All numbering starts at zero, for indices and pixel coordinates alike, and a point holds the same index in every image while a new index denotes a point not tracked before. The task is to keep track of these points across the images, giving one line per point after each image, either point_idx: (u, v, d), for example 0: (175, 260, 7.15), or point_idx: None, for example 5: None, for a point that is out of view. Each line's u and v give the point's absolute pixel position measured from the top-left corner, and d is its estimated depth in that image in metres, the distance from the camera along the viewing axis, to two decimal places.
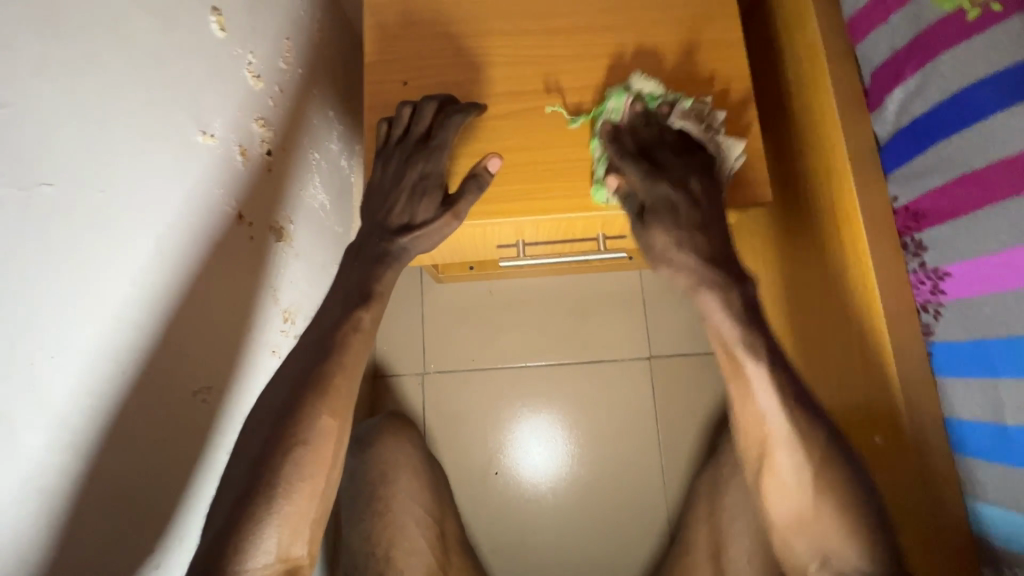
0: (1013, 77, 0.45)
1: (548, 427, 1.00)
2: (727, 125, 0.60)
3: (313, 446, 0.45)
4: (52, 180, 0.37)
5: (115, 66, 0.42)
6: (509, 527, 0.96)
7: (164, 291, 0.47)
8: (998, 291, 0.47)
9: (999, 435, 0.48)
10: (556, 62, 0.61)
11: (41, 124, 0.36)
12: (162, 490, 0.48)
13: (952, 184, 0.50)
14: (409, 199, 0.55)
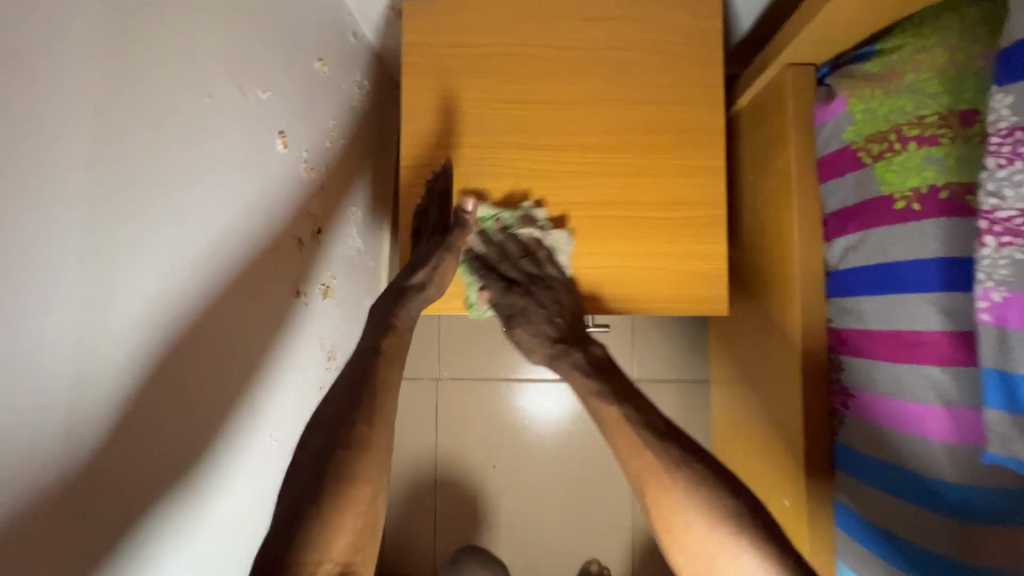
0: (916, 268, 0.56)
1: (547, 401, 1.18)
2: (706, 246, 0.70)
3: None
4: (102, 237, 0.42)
5: (181, 151, 0.49)
6: (502, 509, 1.17)
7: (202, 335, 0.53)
8: (880, 423, 0.61)
9: (862, 524, 0.64)
10: (564, 176, 0.73)
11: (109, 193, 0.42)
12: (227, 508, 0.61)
13: (866, 332, 0.62)
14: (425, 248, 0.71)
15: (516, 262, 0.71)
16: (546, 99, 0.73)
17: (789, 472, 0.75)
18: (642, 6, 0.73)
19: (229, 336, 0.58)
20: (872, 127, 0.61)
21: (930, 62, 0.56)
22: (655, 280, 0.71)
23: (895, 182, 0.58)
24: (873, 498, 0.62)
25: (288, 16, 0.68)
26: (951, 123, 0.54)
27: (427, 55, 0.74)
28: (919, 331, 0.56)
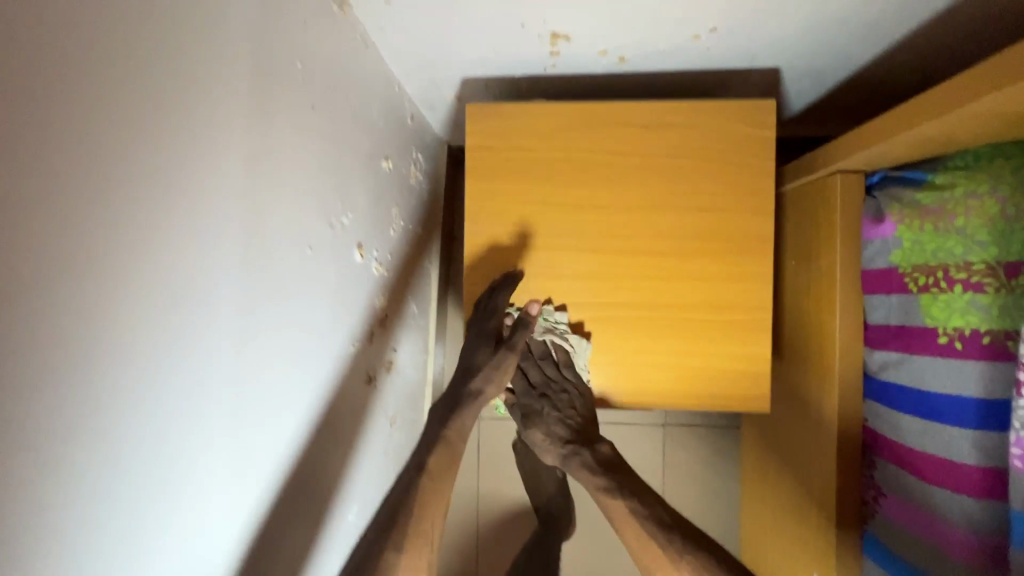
0: (955, 404, 0.61)
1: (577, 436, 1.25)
2: (747, 347, 0.76)
3: None
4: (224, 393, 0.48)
5: (269, 300, 0.54)
6: None
7: (283, 445, 0.59)
8: (905, 527, 0.67)
9: None
10: (618, 275, 0.77)
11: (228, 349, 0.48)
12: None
13: (902, 444, 0.68)
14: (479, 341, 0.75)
15: (539, 363, 0.79)
16: (603, 202, 0.77)
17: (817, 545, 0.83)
18: (698, 114, 0.75)
19: (313, 444, 0.65)
20: (919, 258, 0.65)
21: (981, 208, 0.60)
22: (701, 379, 0.77)
23: (940, 318, 0.62)
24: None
25: (362, 132, 0.72)
26: (996, 272, 0.58)
27: (489, 157, 0.78)
28: (954, 462, 0.61)
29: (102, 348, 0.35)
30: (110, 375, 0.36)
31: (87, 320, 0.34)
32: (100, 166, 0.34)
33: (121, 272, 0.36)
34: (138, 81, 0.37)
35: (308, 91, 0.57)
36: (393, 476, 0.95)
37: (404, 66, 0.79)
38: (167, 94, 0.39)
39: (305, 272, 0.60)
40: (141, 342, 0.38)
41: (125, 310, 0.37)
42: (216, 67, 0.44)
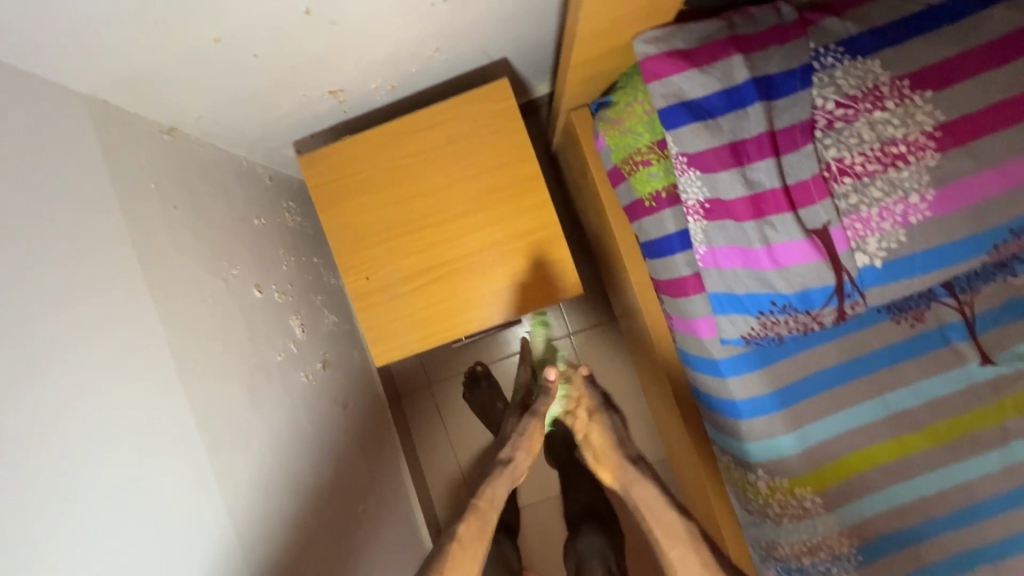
0: (671, 240, 0.89)
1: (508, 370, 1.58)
2: (551, 255, 1.04)
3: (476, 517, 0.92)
4: (173, 398, 0.73)
5: (192, 340, 0.80)
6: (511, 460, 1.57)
7: (236, 433, 0.85)
8: (683, 333, 0.94)
9: (697, 393, 0.98)
10: (449, 236, 1.05)
11: (164, 372, 0.73)
12: (309, 522, 0.96)
13: (662, 281, 0.95)
14: (515, 424, 1.07)
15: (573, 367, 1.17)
16: (419, 192, 1.04)
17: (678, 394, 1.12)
18: (457, 107, 1.02)
19: (265, 428, 0.92)
20: (622, 155, 0.93)
21: (640, 111, 0.89)
22: (527, 291, 1.05)
23: (642, 188, 0.90)
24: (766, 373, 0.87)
25: (228, 208, 0.98)
26: (655, 150, 0.88)
27: (327, 190, 1.05)
28: (687, 275, 0.89)
29: (62, 384, 0.59)
30: (73, 394, 0.60)
31: (44, 375, 0.58)
32: (24, 290, 0.58)
33: (62, 348, 0.60)
34: (28, 226, 0.60)
35: (168, 200, 0.83)
36: (361, 441, 1.25)
37: (243, 147, 1.04)
38: (53, 240, 0.63)
39: (212, 318, 0.86)
40: (89, 374, 0.63)
41: (72, 370, 0.61)
42: (82, 204, 0.68)
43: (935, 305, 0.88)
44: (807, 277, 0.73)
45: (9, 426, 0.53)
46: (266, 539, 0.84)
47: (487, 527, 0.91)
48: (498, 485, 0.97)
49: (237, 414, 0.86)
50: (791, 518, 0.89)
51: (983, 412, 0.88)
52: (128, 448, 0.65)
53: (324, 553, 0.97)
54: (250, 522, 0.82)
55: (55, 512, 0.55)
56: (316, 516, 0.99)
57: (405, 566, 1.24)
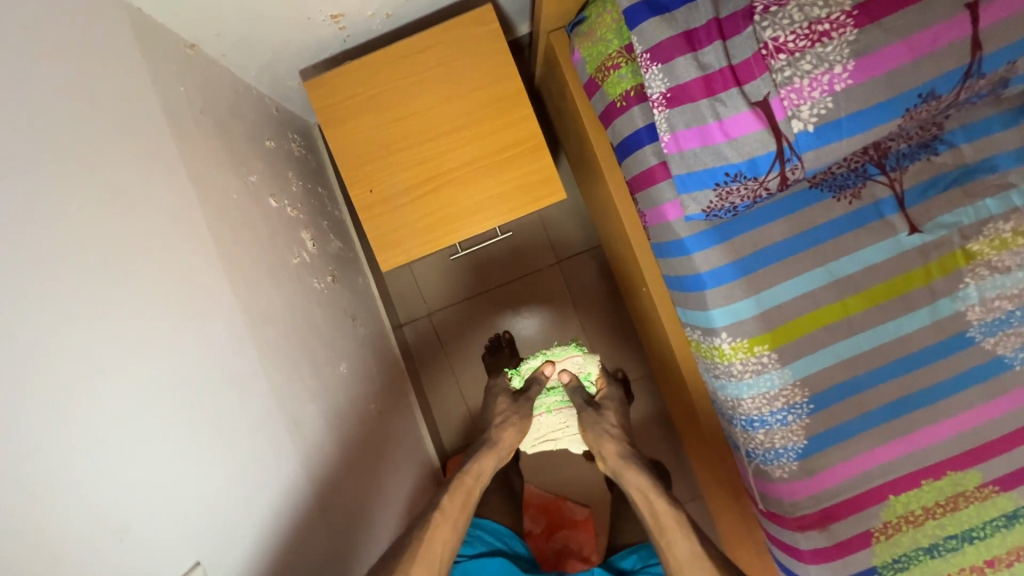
0: (641, 135, 1.01)
1: (500, 297, 1.70)
2: (537, 163, 1.16)
3: (454, 497, 1.04)
4: (210, 270, 0.84)
5: (223, 228, 0.91)
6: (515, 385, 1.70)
7: (265, 316, 0.96)
8: (654, 223, 1.07)
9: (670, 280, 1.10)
10: (444, 150, 1.16)
11: (201, 247, 0.84)
12: (328, 405, 1.08)
13: (634, 177, 1.07)
14: (504, 409, 1.28)
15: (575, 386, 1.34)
16: (416, 110, 1.16)
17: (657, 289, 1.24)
18: (446, 31, 1.13)
19: (288, 317, 1.04)
20: (596, 64, 1.05)
21: (609, 21, 1.01)
22: (516, 197, 1.17)
23: (613, 90, 1.03)
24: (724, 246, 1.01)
25: (243, 126, 1.09)
26: (624, 55, 1.00)
27: (331, 111, 1.15)
28: (654, 164, 1.01)
29: (127, 231, 0.70)
30: (133, 241, 0.71)
31: (114, 220, 0.68)
32: (95, 147, 0.69)
33: (125, 203, 0.71)
34: (92, 98, 0.70)
35: (195, 107, 0.93)
36: (366, 351, 1.36)
37: (252, 73, 1.15)
38: (111, 113, 0.73)
39: (237, 216, 0.97)
40: (145, 231, 0.73)
41: (134, 222, 0.72)
42: (130, 92, 0.78)
43: (870, 183, 1.01)
44: (752, 145, 0.86)
45: (94, 252, 0.64)
46: (293, 404, 0.96)
47: (470, 497, 1.07)
48: (481, 464, 1.14)
49: (266, 301, 0.98)
50: (751, 374, 1.03)
51: (913, 275, 1.02)
52: (178, 297, 0.76)
53: (338, 430, 1.09)
54: (280, 391, 0.94)
55: (130, 329, 0.66)
56: (331, 399, 1.10)
57: (403, 465, 1.37)
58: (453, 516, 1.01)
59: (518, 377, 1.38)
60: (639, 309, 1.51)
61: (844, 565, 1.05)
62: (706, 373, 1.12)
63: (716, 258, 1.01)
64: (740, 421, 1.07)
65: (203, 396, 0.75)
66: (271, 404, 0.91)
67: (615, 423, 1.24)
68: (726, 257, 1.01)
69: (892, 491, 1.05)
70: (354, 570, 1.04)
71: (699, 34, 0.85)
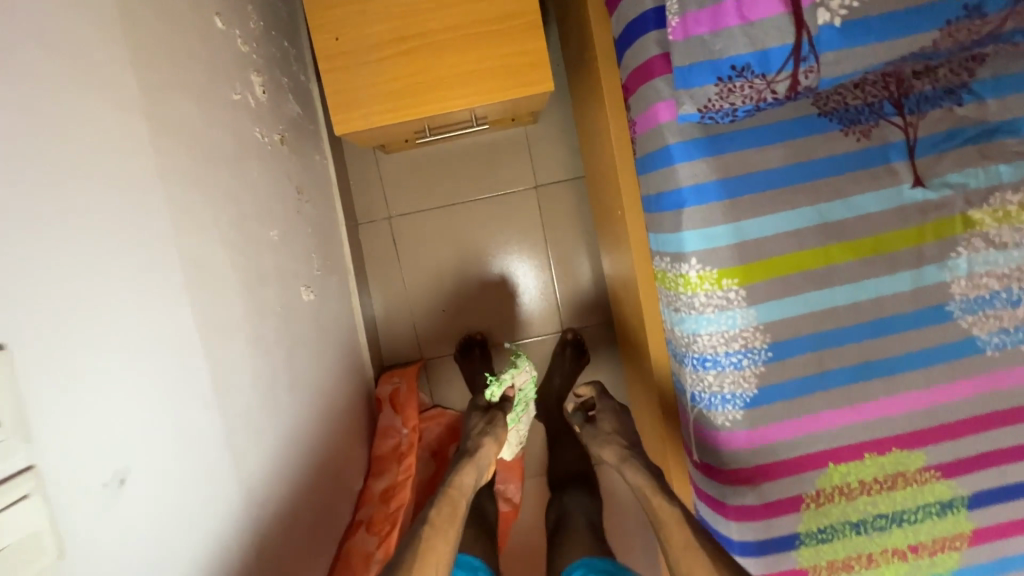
0: (649, 18, 0.89)
1: (468, 213, 1.59)
2: (528, 43, 1.03)
3: (437, 517, 0.92)
4: (129, 50, 0.70)
5: (151, 16, 0.76)
6: (467, 308, 1.61)
7: (191, 138, 0.82)
8: (644, 130, 0.96)
9: (650, 200, 1.00)
10: (429, 6, 1.02)
11: (120, 16, 0.69)
12: (252, 263, 0.96)
13: (631, 73, 0.95)
14: (480, 420, 1.19)
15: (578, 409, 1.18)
16: None
17: (631, 214, 1.14)
18: None
19: (218, 152, 0.90)
20: None
21: None
22: (499, 77, 1.05)
23: None
24: (712, 161, 0.91)
25: None
26: None
27: None
28: (654, 57, 0.89)
29: None
30: None
31: None
32: None
33: None
34: None
35: None
36: (308, 230, 1.24)
37: None
38: None
39: (173, 14, 0.81)
40: None
41: None
42: None
43: (883, 123, 0.91)
44: (766, 35, 0.75)
45: None
46: (210, 246, 0.84)
47: (455, 513, 0.96)
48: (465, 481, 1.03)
49: (194, 125, 0.84)
50: (713, 309, 0.94)
51: (904, 234, 0.93)
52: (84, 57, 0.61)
53: (257, 292, 0.97)
54: (199, 225, 0.81)
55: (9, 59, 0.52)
56: (254, 257, 0.98)
57: (331, 359, 1.27)
58: (438, 541, 0.88)
59: (491, 389, 1.24)
60: (610, 246, 1.41)
61: (768, 527, 1.00)
62: (667, 307, 1.03)
63: (701, 173, 0.91)
64: (690, 360, 0.99)
65: (98, 184, 0.61)
66: (169, 228, 0.74)
67: (612, 431, 1.06)
68: (713, 175, 0.91)
69: (834, 459, 0.98)
70: (271, 444, 0.94)
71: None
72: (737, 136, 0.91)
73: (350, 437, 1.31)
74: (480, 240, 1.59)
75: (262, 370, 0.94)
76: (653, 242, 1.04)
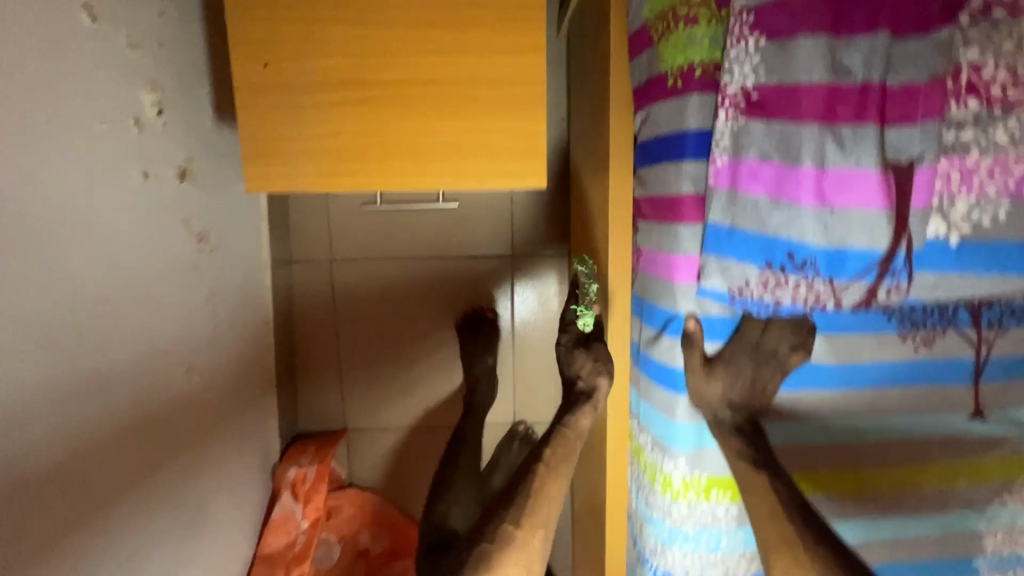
0: (684, 143, 0.64)
1: (427, 270, 1.33)
2: (523, 123, 0.78)
3: (552, 449, 0.79)
4: None
5: None
6: (409, 379, 1.37)
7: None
8: (653, 274, 0.73)
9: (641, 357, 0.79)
10: (398, 49, 0.75)
11: None
12: (104, 359, 0.69)
13: (650, 200, 0.72)
14: (584, 360, 0.87)
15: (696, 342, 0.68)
16: None
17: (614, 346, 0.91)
18: None
19: (56, 212, 0.61)
20: (660, 5, 0.65)
21: None
22: (478, 158, 0.79)
23: (669, 60, 0.64)
24: (725, 370, 0.69)
25: None
26: (710, 5, 0.60)
27: None
28: (684, 195, 0.65)
29: None
30: None
31: None
32: None
33: None
34: None
35: None
36: (210, 288, 0.96)
37: None
38: None
39: None
40: None
41: None
42: None
43: (951, 331, 0.69)
44: (850, 228, 0.52)
45: None
46: (18, 360, 0.55)
47: (572, 454, 0.79)
48: (581, 422, 0.82)
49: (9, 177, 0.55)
50: (693, 525, 0.73)
51: (945, 471, 0.73)
52: None
53: (113, 398, 0.70)
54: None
55: None
56: (119, 344, 0.72)
57: (227, 444, 1.02)
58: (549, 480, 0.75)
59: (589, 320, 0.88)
60: None
61: None
62: (636, 490, 0.82)
63: (707, 388, 0.69)
64: (648, 569, 0.78)
65: None
66: None
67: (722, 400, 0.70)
68: (721, 391, 0.69)
69: None
70: None
71: (856, 8, 0.49)
72: (762, 345, 0.69)
73: (234, 537, 1.06)
74: (436, 305, 1.34)
75: (103, 509, 0.68)
76: (635, 404, 0.83)
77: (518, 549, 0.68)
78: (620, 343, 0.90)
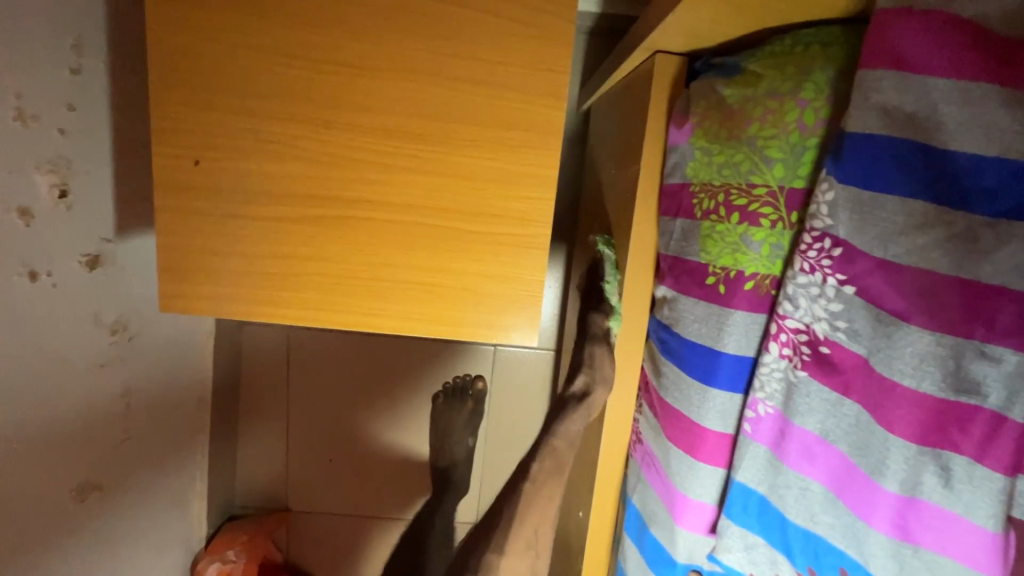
0: (715, 363, 0.49)
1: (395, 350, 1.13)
2: (515, 268, 0.62)
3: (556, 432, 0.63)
4: None
5: None
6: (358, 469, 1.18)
7: None
8: (652, 487, 0.58)
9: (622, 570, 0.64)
10: (367, 162, 0.59)
11: None
12: None
13: (660, 400, 0.57)
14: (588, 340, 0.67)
15: None
16: (344, 67, 0.57)
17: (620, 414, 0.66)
18: None
19: None
20: (707, 174, 0.51)
21: (782, 124, 0.44)
22: (456, 301, 0.63)
23: (712, 252, 0.49)
24: None
25: None
26: (778, 205, 0.45)
27: None
28: (707, 429, 0.50)
29: None
30: None
31: None
32: None
33: None
34: None
35: None
36: (125, 383, 0.80)
37: None
38: None
39: None
40: None
41: None
42: None
43: None
44: None
45: None
46: None
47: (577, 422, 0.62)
48: (573, 430, 0.63)
49: None
50: None
51: None
52: None
53: None
54: None
55: None
56: None
57: (136, 553, 0.87)
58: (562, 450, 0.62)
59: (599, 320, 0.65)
60: None
61: None
62: None
63: None
64: None
65: None
66: None
67: None
68: None
69: None
70: None
71: (998, 297, 0.31)
72: None
73: None
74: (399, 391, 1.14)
75: None
76: None
77: (551, 477, 0.62)
78: (597, 546, 0.71)
